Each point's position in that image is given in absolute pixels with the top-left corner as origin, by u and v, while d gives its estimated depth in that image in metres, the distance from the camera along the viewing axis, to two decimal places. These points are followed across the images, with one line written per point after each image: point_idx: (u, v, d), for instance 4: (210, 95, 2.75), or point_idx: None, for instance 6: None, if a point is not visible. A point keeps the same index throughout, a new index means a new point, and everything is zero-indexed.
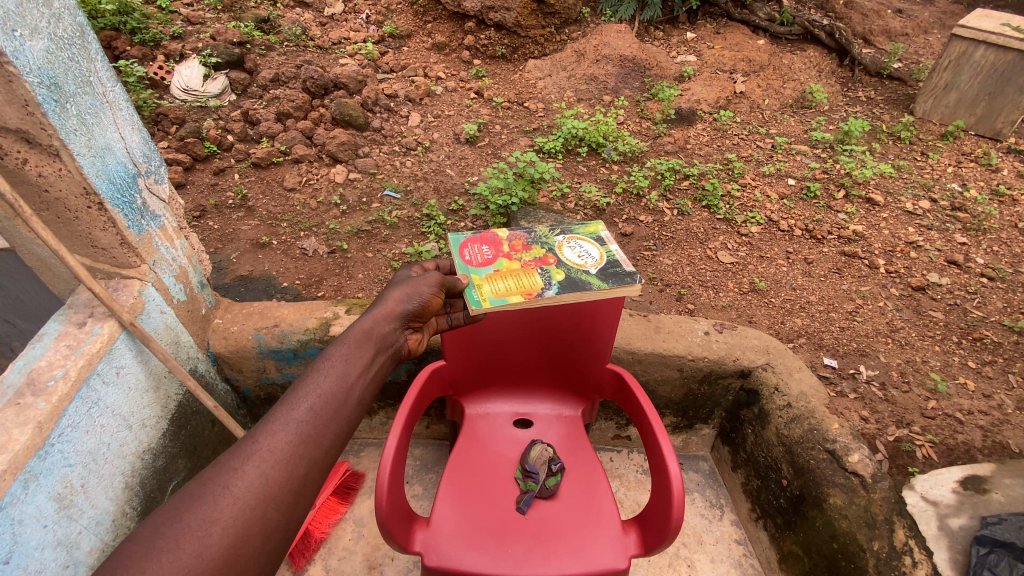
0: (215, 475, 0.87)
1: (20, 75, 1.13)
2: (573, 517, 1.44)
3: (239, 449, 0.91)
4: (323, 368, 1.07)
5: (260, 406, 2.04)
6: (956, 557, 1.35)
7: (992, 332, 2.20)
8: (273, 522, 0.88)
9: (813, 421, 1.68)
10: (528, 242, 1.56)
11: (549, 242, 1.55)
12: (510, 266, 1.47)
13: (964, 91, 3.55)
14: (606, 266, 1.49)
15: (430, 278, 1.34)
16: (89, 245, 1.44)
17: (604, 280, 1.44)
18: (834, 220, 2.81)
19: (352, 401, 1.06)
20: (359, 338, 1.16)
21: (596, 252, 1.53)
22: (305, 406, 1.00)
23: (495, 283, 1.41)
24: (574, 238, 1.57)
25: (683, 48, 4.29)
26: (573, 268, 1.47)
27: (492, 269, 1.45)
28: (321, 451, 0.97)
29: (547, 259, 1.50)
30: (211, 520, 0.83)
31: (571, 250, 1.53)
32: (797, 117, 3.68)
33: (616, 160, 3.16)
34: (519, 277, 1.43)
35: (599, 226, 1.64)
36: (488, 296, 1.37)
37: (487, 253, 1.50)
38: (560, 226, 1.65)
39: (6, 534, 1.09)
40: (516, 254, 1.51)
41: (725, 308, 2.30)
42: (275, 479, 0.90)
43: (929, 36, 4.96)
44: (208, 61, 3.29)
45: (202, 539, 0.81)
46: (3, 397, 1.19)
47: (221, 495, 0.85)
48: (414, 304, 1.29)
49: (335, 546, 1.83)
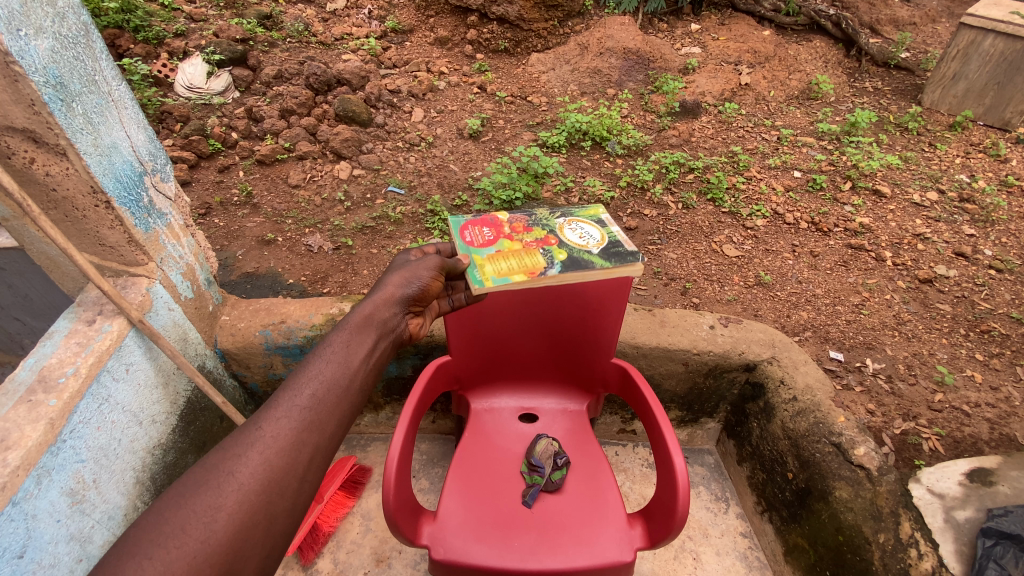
0: (219, 460, 0.88)
1: (26, 75, 1.14)
2: (579, 511, 1.45)
3: (242, 435, 0.91)
4: (323, 355, 1.08)
5: (268, 402, 2.05)
6: (962, 549, 1.35)
7: (999, 324, 2.19)
8: (277, 507, 0.89)
9: (818, 415, 1.68)
10: (528, 224, 1.56)
11: (549, 226, 1.55)
12: (511, 246, 1.47)
13: (972, 81, 3.51)
14: (608, 246, 1.48)
15: (429, 262, 1.34)
16: (96, 244, 1.46)
17: (607, 259, 1.43)
18: (840, 212, 2.79)
19: (353, 386, 1.07)
20: (359, 324, 1.17)
21: (597, 234, 1.53)
22: (307, 393, 1.00)
23: (497, 263, 1.40)
24: (574, 220, 1.57)
25: (687, 40, 4.26)
26: (575, 249, 1.47)
27: (493, 250, 1.45)
28: (323, 436, 0.97)
29: (548, 239, 1.50)
30: (216, 506, 0.84)
31: (571, 232, 1.53)
32: (802, 109, 3.66)
33: (620, 153, 3.15)
34: (522, 257, 1.44)
35: (600, 209, 1.64)
36: (491, 274, 1.37)
37: (488, 235, 1.51)
38: (560, 211, 1.66)
39: (20, 528, 1.11)
40: (516, 236, 1.51)
41: (731, 302, 2.29)
42: (278, 465, 0.90)
43: (937, 25, 4.91)
44: (211, 58, 3.29)
45: (209, 524, 0.82)
46: (15, 395, 1.21)
47: (226, 481, 0.86)
48: (414, 289, 1.29)
49: (343, 540, 1.85)
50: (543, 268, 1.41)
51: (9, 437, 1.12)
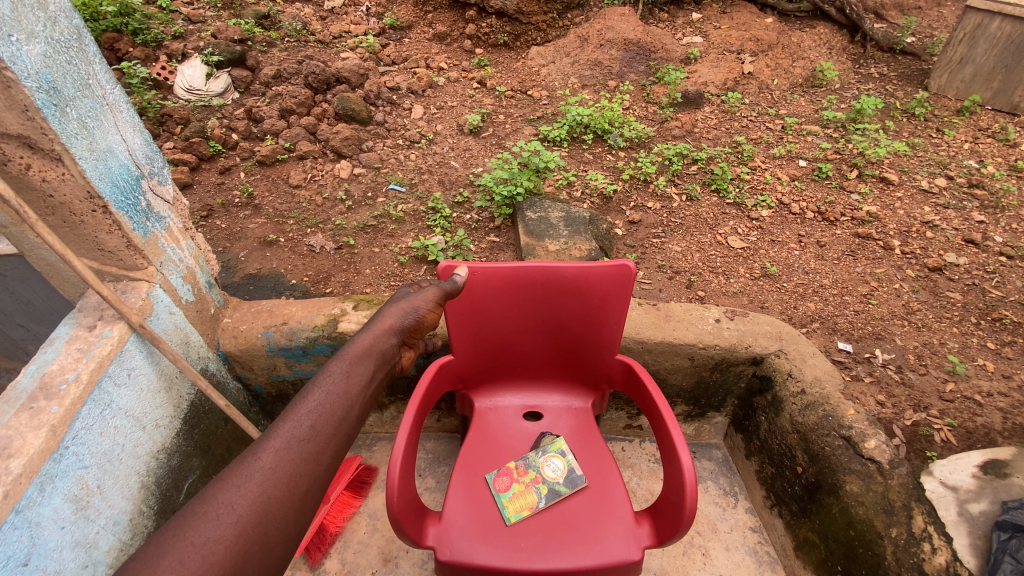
0: (218, 491, 0.86)
1: (18, 81, 1.13)
2: (586, 510, 1.43)
3: (240, 467, 0.90)
4: (324, 384, 1.07)
5: (272, 403, 2.05)
6: (976, 543, 1.32)
7: (1012, 312, 2.13)
8: (274, 541, 0.87)
9: (827, 408, 1.65)
10: (521, 466, 1.53)
11: (536, 467, 1.52)
12: (519, 488, 1.48)
13: (979, 65, 3.45)
14: (578, 470, 1.52)
15: (427, 293, 1.34)
16: (95, 249, 1.46)
17: (578, 481, 1.50)
18: (846, 201, 2.75)
19: (352, 417, 1.06)
20: (358, 353, 1.16)
21: (568, 460, 1.54)
22: (307, 424, 0.99)
23: (516, 503, 1.44)
24: (552, 456, 1.55)
25: (688, 29, 4.20)
26: (557, 480, 1.50)
27: (508, 494, 1.46)
28: (322, 468, 0.96)
29: (537, 479, 1.50)
30: (214, 538, 0.82)
31: (552, 467, 1.53)
32: (807, 97, 3.61)
33: (622, 146, 3.11)
34: (538, 483, 1.49)
35: (560, 439, 1.60)
36: (516, 514, 1.42)
37: (501, 481, 1.49)
38: (535, 438, 1.62)
39: (25, 536, 1.10)
40: (518, 476, 1.50)
41: (737, 294, 2.27)
42: (277, 497, 0.89)
43: (943, 9, 4.84)
44: (210, 59, 3.26)
45: (206, 557, 0.80)
46: (16, 403, 1.20)
47: (224, 513, 0.84)
48: (410, 319, 1.29)
49: (350, 540, 1.85)
50: (551, 495, 1.47)
51: (12, 444, 1.12)
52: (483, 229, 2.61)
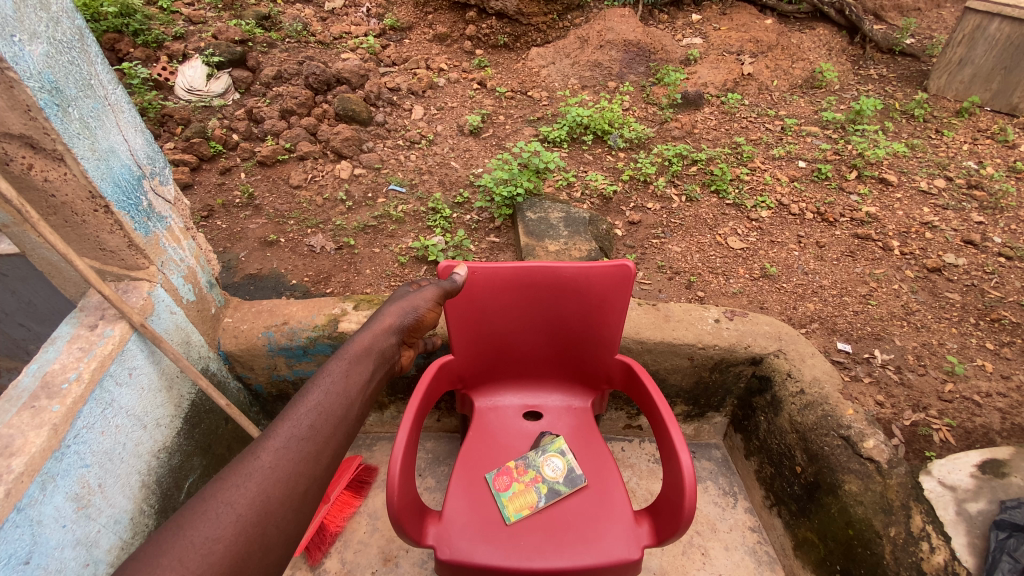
0: (217, 490, 0.87)
1: (21, 81, 1.13)
2: (586, 509, 1.44)
3: (240, 466, 0.90)
4: (323, 384, 1.07)
5: (273, 403, 2.06)
6: (974, 542, 1.32)
7: (1010, 312, 2.14)
8: (273, 540, 0.88)
9: (826, 407, 1.65)
10: (521, 465, 1.54)
11: (535, 466, 1.53)
12: (519, 487, 1.48)
13: (978, 66, 3.45)
14: (577, 469, 1.53)
15: (426, 292, 1.34)
16: (97, 248, 1.46)
17: (577, 480, 1.50)
18: (845, 202, 2.76)
19: (351, 416, 1.06)
20: (358, 353, 1.16)
21: (567, 460, 1.55)
22: (306, 423, 0.99)
23: (516, 502, 1.45)
24: (552, 456, 1.56)
25: (688, 31, 4.21)
26: (557, 480, 1.50)
27: (508, 493, 1.47)
28: (322, 467, 0.97)
29: (536, 478, 1.50)
30: (214, 537, 0.82)
31: (552, 467, 1.53)
32: (806, 98, 3.62)
33: (622, 147, 3.12)
34: (538, 483, 1.49)
35: (560, 439, 1.61)
36: (516, 513, 1.43)
37: (501, 481, 1.49)
38: (536, 437, 1.62)
39: (26, 534, 1.11)
40: (518, 476, 1.50)
41: (737, 294, 2.27)
42: (276, 496, 0.90)
43: (943, 10, 4.85)
44: (211, 60, 3.28)
45: (206, 556, 0.81)
46: (17, 402, 1.21)
47: (224, 512, 0.85)
48: (410, 319, 1.30)
49: (350, 539, 1.85)
50: (551, 494, 1.47)
51: (13, 442, 1.12)
52: (483, 229, 2.61)
